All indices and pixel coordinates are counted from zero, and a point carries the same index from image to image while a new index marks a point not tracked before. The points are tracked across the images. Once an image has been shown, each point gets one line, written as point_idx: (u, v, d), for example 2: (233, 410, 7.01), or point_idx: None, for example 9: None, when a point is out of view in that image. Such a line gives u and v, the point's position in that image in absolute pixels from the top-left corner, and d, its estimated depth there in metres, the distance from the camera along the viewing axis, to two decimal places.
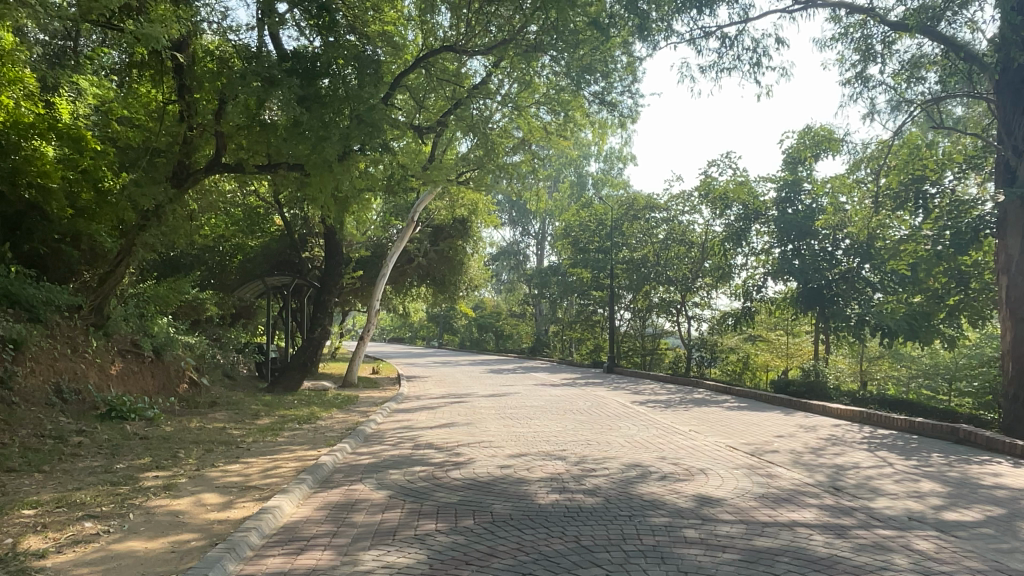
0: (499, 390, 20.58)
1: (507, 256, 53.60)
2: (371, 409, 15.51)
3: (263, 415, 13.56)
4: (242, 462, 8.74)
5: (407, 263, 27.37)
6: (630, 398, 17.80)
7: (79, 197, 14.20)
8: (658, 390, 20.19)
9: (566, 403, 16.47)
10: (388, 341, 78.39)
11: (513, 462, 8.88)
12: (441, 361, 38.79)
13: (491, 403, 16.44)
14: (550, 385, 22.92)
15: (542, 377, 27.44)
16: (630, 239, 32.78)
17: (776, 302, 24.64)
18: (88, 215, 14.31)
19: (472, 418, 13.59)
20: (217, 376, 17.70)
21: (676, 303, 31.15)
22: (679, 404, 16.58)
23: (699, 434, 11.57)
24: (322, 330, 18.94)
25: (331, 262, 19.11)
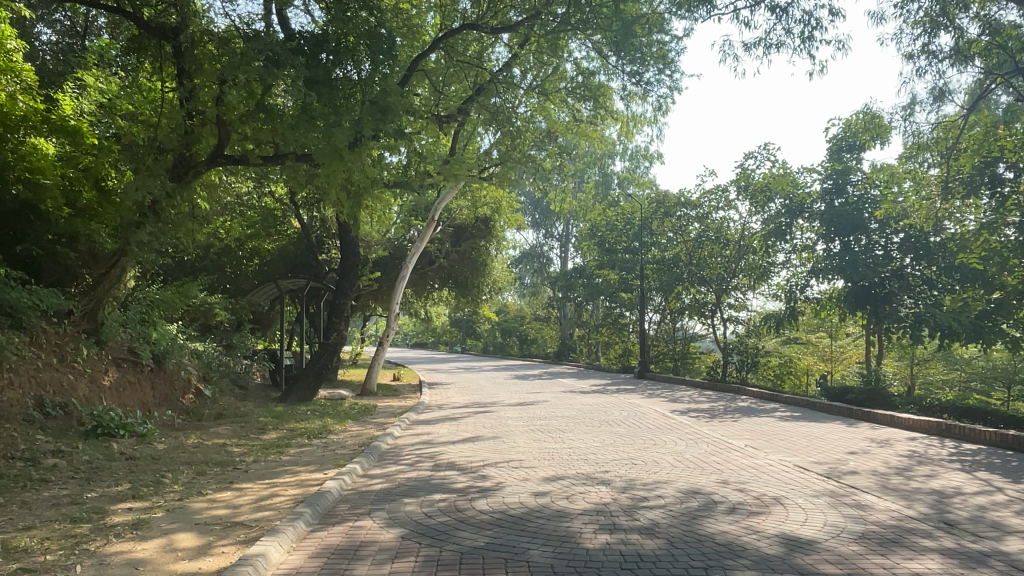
0: (526, 398, 19.29)
1: (531, 258, 52.32)
2: (389, 420, 14.28)
3: (270, 428, 12.43)
4: (234, 488, 7.53)
5: (428, 265, 26.20)
6: (668, 407, 16.41)
7: (79, 197, 13.12)
8: (696, 397, 18.77)
9: (601, 413, 15.10)
10: (411, 346, 77.46)
11: (549, 488, 7.56)
12: (464, 367, 37.64)
13: (519, 414, 15.13)
14: (580, 392, 21.60)
15: (570, 383, 26.03)
16: (661, 238, 31.36)
17: (821, 301, 23.06)
18: (87, 215, 13.20)
19: (499, 431, 12.28)
20: (227, 386, 16.58)
21: (711, 304, 29.70)
22: (726, 413, 15.13)
23: (758, 450, 10.15)
24: (339, 335, 17.78)
25: (348, 263, 17.97)
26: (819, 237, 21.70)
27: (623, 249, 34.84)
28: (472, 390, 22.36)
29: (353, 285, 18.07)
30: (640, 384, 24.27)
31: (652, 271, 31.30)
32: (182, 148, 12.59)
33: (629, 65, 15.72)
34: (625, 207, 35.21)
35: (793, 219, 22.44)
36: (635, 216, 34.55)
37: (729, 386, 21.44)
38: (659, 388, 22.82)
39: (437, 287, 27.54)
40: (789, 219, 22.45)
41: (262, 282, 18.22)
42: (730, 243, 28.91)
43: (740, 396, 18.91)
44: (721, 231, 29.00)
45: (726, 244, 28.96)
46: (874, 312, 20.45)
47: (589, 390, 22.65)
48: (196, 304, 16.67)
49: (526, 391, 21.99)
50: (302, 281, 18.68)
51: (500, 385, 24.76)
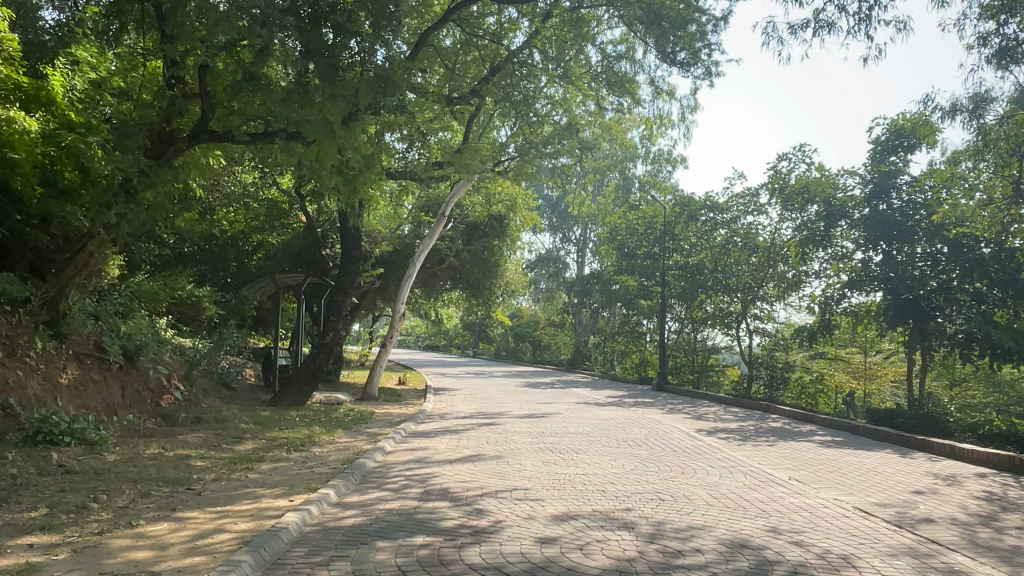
0: (536, 409, 17.84)
1: (547, 263, 50.77)
2: (384, 431, 12.89)
3: (246, 437, 11.10)
4: (174, 520, 6.16)
5: (438, 264, 24.79)
6: (693, 426, 14.88)
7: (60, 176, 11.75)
8: (723, 415, 17.23)
9: (619, 430, 13.60)
10: (422, 349, 76.16)
11: (558, 533, 6.10)
12: (474, 372, 36.25)
13: (528, 428, 13.69)
14: (596, 404, 20.11)
15: (584, 393, 24.57)
16: (685, 243, 29.84)
17: (858, 314, 21.43)
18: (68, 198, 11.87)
19: (504, 449, 10.84)
20: (211, 387, 15.30)
21: (737, 314, 28.09)
22: (759, 435, 13.58)
23: (808, 486, 8.60)
24: (335, 335, 16.46)
25: (349, 258, 16.70)
26: (861, 246, 20.09)
27: (644, 254, 33.33)
28: (479, 398, 20.94)
29: (355, 282, 16.77)
30: (659, 397, 22.80)
31: (675, 277, 29.76)
32: (162, 121, 11.28)
33: (660, 47, 14.25)
34: (648, 210, 33.74)
35: (836, 223, 20.73)
36: (658, 220, 33.06)
37: (758, 402, 19.86)
38: (680, 402, 21.28)
39: (447, 288, 26.19)
40: (828, 227, 20.83)
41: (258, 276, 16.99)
42: (759, 249, 27.33)
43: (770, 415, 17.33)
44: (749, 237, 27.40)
45: (755, 251, 27.35)
46: (918, 327, 18.88)
47: (605, 402, 21.16)
48: (182, 297, 15.47)
49: (537, 401, 20.53)
50: (301, 275, 17.46)
51: (510, 394, 23.30)
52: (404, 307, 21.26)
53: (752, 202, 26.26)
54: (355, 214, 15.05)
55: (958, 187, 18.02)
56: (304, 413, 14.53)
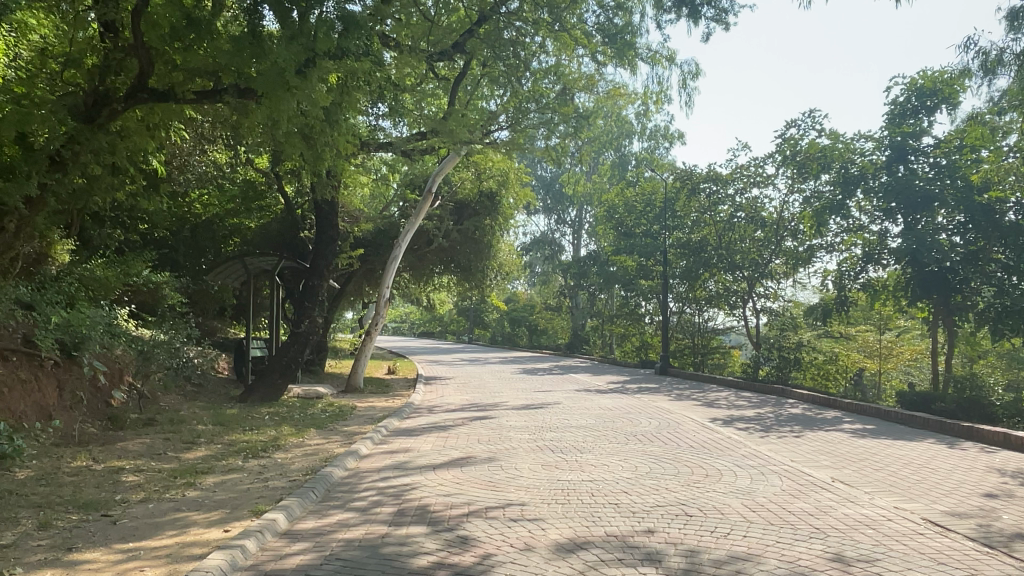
0: (533, 398, 16.44)
1: (542, 246, 49.11)
2: (364, 429, 11.47)
3: (200, 442, 9.65)
4: (63, 568, 4.70)
5: (427, 245, 22.93)
6: (707, 414, 13.50)
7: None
8: (736, 401, 15.88)
9: (626, 422, 12.20)
10: (416, 336, 74.73)
11: (564, 573, 4.67)
12: (469, 359, 34.81)
13: (525, 422, 12.27)
14: (597, 391, 18.74)
15: (584, 380, 23.17)
16: (687, 219, 28.43)
17: (877, 290, 20.02)
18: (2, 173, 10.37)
19: (498, 449, 9.42)
20: (174, 384, 13.83)
21: (743, 292, 26.75)
22: (782, 425, 12.20)
23: (860, 491, 7.19)
24: (311, 322, 15.02)
25: (324, 238, 15.24)
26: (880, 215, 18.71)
27: (643, 232, 31.91)
28: (472, 387, 19.54)
29: (331, 263, 15.34)
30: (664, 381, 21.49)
31: (676, 255, 28.40)
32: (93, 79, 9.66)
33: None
34: (646, 186, 32.26)
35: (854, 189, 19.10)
36: (657, 196, 31.64)
37: (771, 385, 18.55)
38: (686, 386, 19.95)
39: (438, 270, 24.72)
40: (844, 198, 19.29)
41: (226, 261, 15.50)
42: (766, 224, 25.92)
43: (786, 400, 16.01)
44: (754, 211, 25.99)
45: (762, 225, 25.92)
46: (943, 302, 17.51)
47: (607, 388, 19.80)
48: (138, 283, 13.99)
49: (534, 389, 19.16)
50: (274, 259, 15.99)
51: (506, 382, 21.87)
52: (389, 291, 19.84)
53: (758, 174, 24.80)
54: (324, 188, 13.54)
55: (989, 147, 16.57)
56: (276, 410, 13.10)
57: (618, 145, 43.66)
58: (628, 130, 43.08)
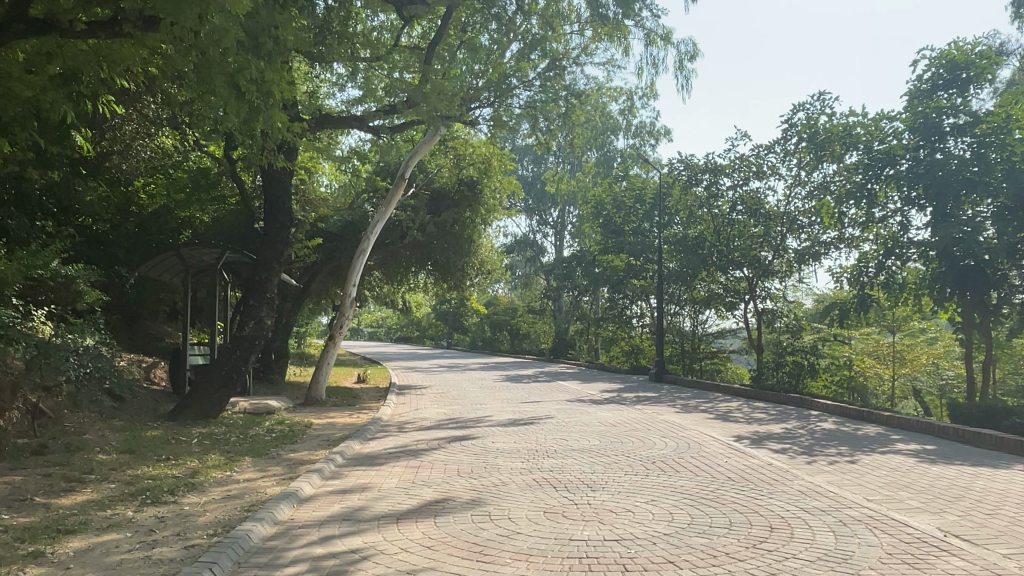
0: (521, 411, 14.27)
1: (524, 247, 46.74)
2: (314, 456, 9.22)
3: (88, 480, 7.27)
4: None
5: (398, 239, 20.53)
6: (728, 432, 11.41)
7: None
8: (754, 414, 13.84)
9: (638, 443, 10.07)
10: (393, 341, 72.01)
11: None
12: (447, 365, 32.49)
13: (514, 444, 10.08)
14: (591, 402, 16.64)
15: (575, 388, 21.02)
16: (681, 214, 26.50)
17: (901, 289, 18.09)
18: None
19: (483, 487, 7.23)
20: (87, 399, 11.33)
21: (743, 290, 24.82)
22: (825, 446, 10.16)
23: (999, 556, 5.10)
24: (257, 324, 12.48)
25: (276, 225, 12.85)
26: (908, 202, 16.80)
27: (634, 229, 29.95)
28: (451, 399, 17.34)
29: (284, 254, 12.92)
30: (663, 390, 19.46)
31: (671, 252, 26.45)
32: None
33: None
34: (636, 181, 30.35)
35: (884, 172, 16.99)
36: (648, 192, 29.75)
37: (787, 393, 16.53)
38: (689, 396, 17.91)
39: (413, 269, 22.49)
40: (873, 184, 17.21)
41: (160, 251, 13.09)
42: (766, 216, 23.97)
43: (810, 413, 14.02)
44: (754, 203, 24.04)
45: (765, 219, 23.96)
46: (977, 299, 16.05)
47: (602, 398, 17.72)
48: (44, 277, 11.37)
49: (521, 400, 16.98)
50: (217, 250, 13.61)
51: (490, 391, 19.65)
52: (356, 289, 17.45)
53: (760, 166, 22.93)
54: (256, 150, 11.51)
55: None
56: (211, 432, 10.76)
57: (602, 140, 41.81)
58: (612, 125, 41.31)
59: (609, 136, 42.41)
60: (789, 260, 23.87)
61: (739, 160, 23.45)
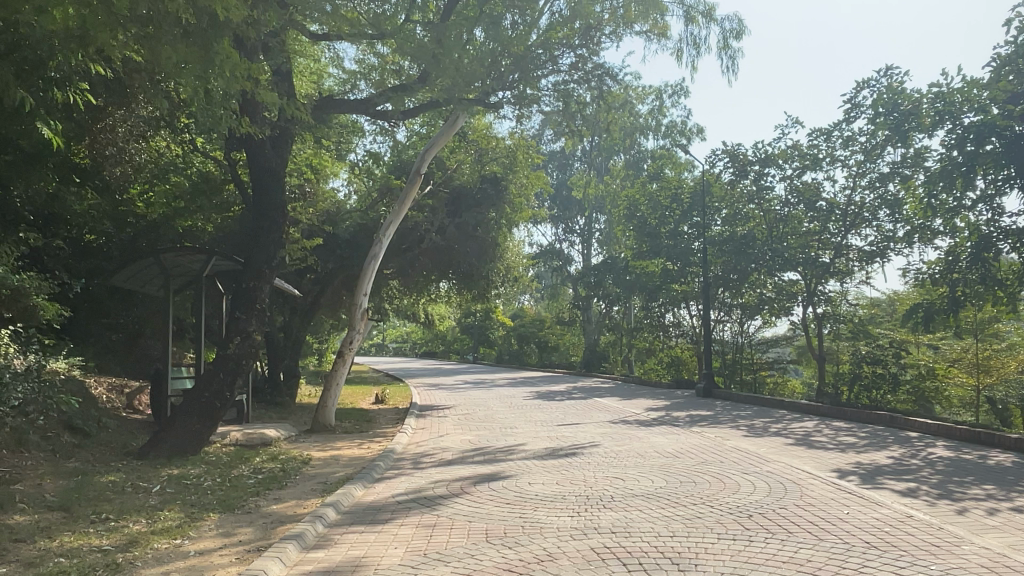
0: (561, 438, 12.09)
1: (551, 256, 44.29)
2: (301, 509, 7.12)
3: None
4: None
5: (418, 243, 18.50)
6: (824, 465, 9.12)
7: None
8: (841, 439, 11.53)
9: (717, 484, 7.84)
10: (418, 357, 70.02)
11: None
12: (474, 382, 30.34)
13: (558, 487, 7.90)
14: (640, 424, 14.42)
15: (617, 406, 18.79)
16: (726, 212, 24.14)
17: (1000, 286, 15.53)
18: None
19: (524, 566, 5.07)
20: (38, 433, 9.33)
21: (799, 294, 22.26)
22: (964, 485, 7.84)
23: None
24: (243, 341, 10.32)
25: (267, 222, 10.70)
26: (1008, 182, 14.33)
27: (669, 231, 27.69)
28: (478, 422, 15.23)
29: (276, 257, 10.76)
30: (718, 407, 17.16)
31: (716, 253, 24.12)
32: None
33: None
34: (673, 180, 28.09)
35: (981, 149, 14.19)
36: (685, 191, 27.52)
37: (871, 410, 14.11)
38: (750, 414, 15.60)
39: (435, 277, 20.47)
40: (970, 166, 14.33)
41: (136, 257, 11.21)
42: (825, 211, 21.27)
43: (910, 436, 11.65)
44: (809, 194, 21.45)
45: (829, 211, 21.18)
46: None
47: (651, 418, 15.48)
48: None
49: (558, 422, 14.80)
50: (202, 256, 11.63)
51: (523, 412, 17.51)
52: (368, 298, 15.29)
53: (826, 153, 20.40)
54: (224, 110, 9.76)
55: None
56: (182, 475, 8.71)
57: (629, 142, 39.76)
58: (641, 125, 39.25)
59: (637, 138, 40.33)
60: (854, 258, 21.37)
61: (792, 148, 21.11)
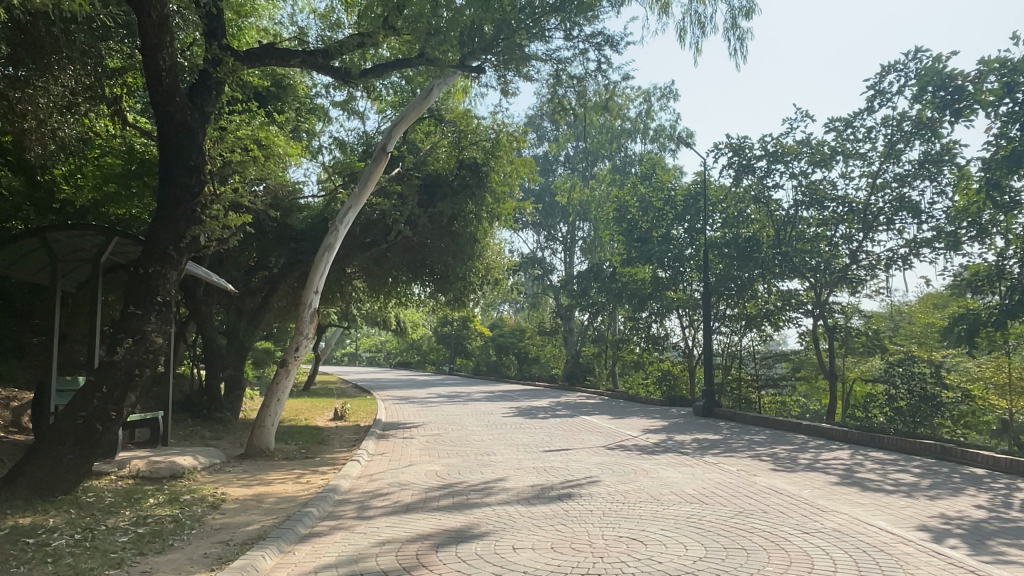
0: (549, 472, 9.74)
1: (531, 265, 41.06)
2: None
3: None
4: None
5: (385, 235, 16.14)
6: (903, 521, 6.88)
7: None
8: (897, 478, 9.33)
9: (781, 556, 5.53)
10: (392, 367, 67.25)
11: None
12: (448, 396, 27.87)
13: (554, 556, 5.55)
14: (641, 451, 12.16)
15: (609, 427, 16.48)
16: (726, 213, 22.08)
17: None
18: None
19: None
20: None
21: (807, 302, 20.19)
22: None
23: None
24: (138, 345, 7.75)
25: (175, 191, 8.16)
26: None
27: (661, 235, 25.56)
28: (449, 446, 12.85)
29: (187, 236, 8.22)
30: (725, 430, 14.96)
31: (716, 259, 22.06)
32: None
33: None
34: (665, 180, 25.98)
35: None
36: (678, 192, 25.44)
37: (914, 439, 11.97)
38: (765, 440, 13.37)
39: (404, 278, 18.10)
40: None
41: (11, 235, 8.68)
42: (839, 212, 19.21)
43: (981, 474, 9.49)
44: (819, 192, 19.40)
45: (845, 212, 19.12)
46: None
47: (651, 443, 13.22)
48: None
49: (544, 448, 12.49)
50: (100, 236, 9.12)
51: (502, 433, 15.15)
52: (319, 296, 12.85)
53: (843, 149, 18.38)
54: None
55: None
56: (28, 528, 6.20)
57: (615, 145, 37.76)
58: (627, 128, 37.26)
59: (623, 142, 38.37)
60: (865, 265, 19.34)
61: (805, 141, 19.07)
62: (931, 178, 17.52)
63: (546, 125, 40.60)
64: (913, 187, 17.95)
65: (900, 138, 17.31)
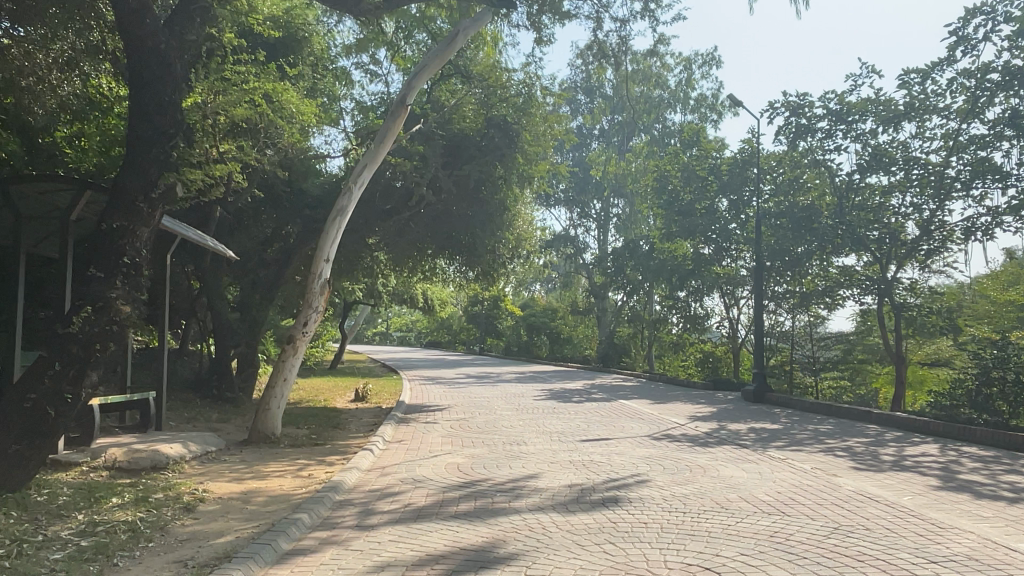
0: (589, 467, 8.31)
1: (562, 242, 38.69)
2: None
3: None
4: None
5: (407, 200, 14.75)
6: None
7: None
8: (1012, 482, 7.72)
9: None
10: (423, 347, 66.31)
11: None
12: (478, 377, 26.57)
13: None
14: (692, 442, 10.67)
15: (652, 413, 14.98)
16: (779, 181, 20.23)
17: None
18: None
19: None
20: None
21: (868, 278, 18.37)
22: None
23: None
24: (100, 315, 6.47)
25: (146, 132, 6.83)
26: None
27: (705, 208, 23.79)
28: (474, 433, 11.50)
29: (160, 185, 6.89)
30: (783, 419, 13.35)
31: (768, 231, 20.30)
32: None
33: None
34: (710, 148, 24.10)
35: None
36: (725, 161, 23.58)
37: (1014, 433, 10.27)
38: (833, 431, 11.75)
39: (429, 250, 16.75)
40: None
41: None
42: (908, 176, 17.30)
43: None
44: (886, 154, 17.50)
45: (917, 176, 17.19)
46: None
47: (701, 433, 11.71)
48: None
49: (581, 437, 11.06)
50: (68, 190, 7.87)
51: (534, 418, 13.78)
52: (331, 265, 11.47)
53: (918, 105, 16.45)
54: None
55: None
56: None
57: (653, 116, 35.80)
58: (666, 98, 35.23)
59: (661, 112, 36.40)
60: (936, 236, 17.43)
61: (873, 98, 17.17)
62: (1018, 138, 15.54)
63: (580, 95, 38.69)
64: (998, 148, 15.97)
65: (985, 92, 15.37)
